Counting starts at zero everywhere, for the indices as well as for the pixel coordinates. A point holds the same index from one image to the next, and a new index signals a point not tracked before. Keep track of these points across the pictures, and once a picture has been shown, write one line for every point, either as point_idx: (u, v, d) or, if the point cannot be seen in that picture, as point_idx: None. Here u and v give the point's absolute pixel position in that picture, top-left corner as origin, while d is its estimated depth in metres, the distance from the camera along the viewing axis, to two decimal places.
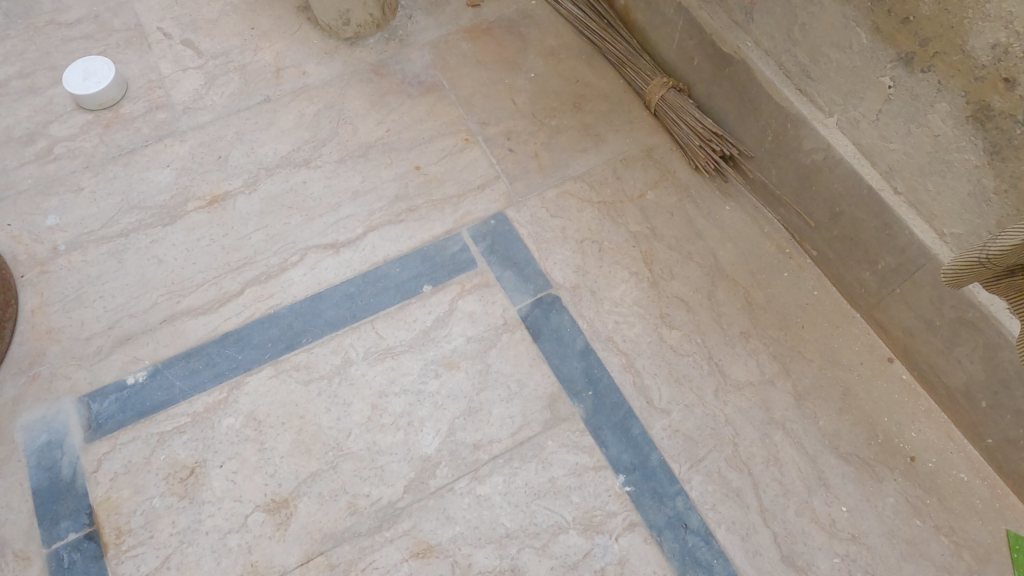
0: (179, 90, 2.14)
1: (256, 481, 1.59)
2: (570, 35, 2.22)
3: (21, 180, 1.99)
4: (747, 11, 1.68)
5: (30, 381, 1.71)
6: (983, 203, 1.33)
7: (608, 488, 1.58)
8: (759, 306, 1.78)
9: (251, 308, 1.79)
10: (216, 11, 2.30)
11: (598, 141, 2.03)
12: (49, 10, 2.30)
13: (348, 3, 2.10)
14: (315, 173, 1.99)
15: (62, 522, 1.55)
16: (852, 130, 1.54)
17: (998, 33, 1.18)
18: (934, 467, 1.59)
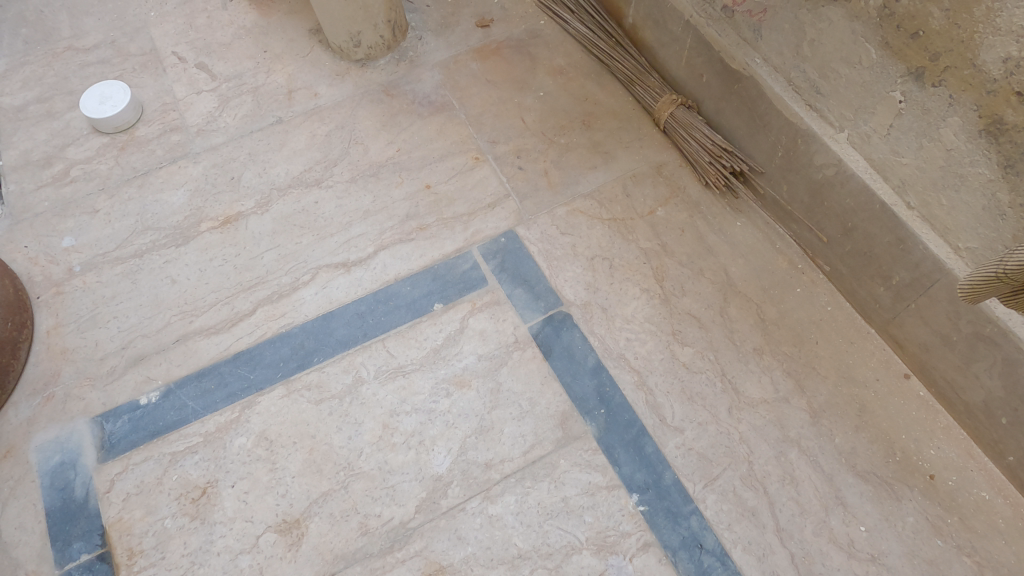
0: (192, 113, 2.17)
1: (267, 502, 1.59)
2: (579, 53, 2.24)
3: (38, 203, 2.02)
4: (755, 28, 1.69)
5: (45, 402, 1.72)
6: (998, 217, 1.32)
7: (621, 508, 1.56)
8: (772, 322, 1.77)
9: (263, 328, 1.80)
10: (229, 34, 2.34)
11: (607, 158, 2.03)
12: (68, 36, 2.35)
13: (359, 25, 2.12)
14: (326, 193, 2.00)
15: (75, 543, 1.55)
16: (863, 144, 1.54)
17: (1009, 46, 1.17)
18: (954, 485, 1.56)
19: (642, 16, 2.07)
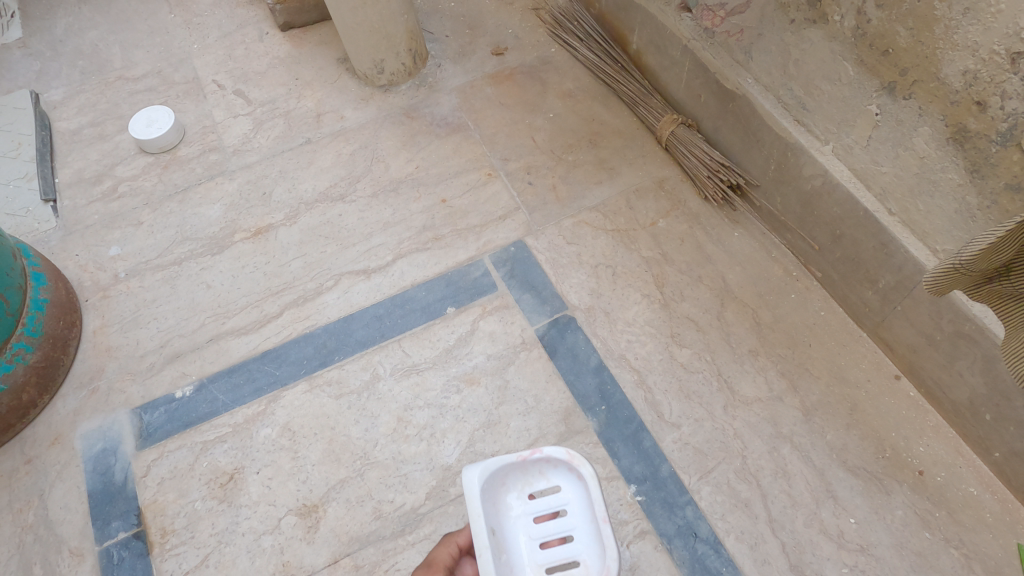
0: (229, 134, 2.36)
1: (289, 487, 1.71)
2: (587, 78, 2.39)
3: (89, 216, 2.20)
4: (746, 50, 1.82)
5: (90, 394, 1.87)
6: (969, 219, 1.41)
7: (620, 498, 1.65)
8: (767, 326, 1.86)
9: (289, 329, 1.94)
10: (265, 64, 2.54)
11: (612, 174, 2.16)
12: (119, 67, 2.58)
13: (382, 54, 2.30)
14: (350, 207, 2.16)
15: (113, 522, 1.69)
16: (847, 156, 1.64)
17: (967, 61, 1.28)
18: (943, 481, 1.62)
19: (644, 42, 2.22)
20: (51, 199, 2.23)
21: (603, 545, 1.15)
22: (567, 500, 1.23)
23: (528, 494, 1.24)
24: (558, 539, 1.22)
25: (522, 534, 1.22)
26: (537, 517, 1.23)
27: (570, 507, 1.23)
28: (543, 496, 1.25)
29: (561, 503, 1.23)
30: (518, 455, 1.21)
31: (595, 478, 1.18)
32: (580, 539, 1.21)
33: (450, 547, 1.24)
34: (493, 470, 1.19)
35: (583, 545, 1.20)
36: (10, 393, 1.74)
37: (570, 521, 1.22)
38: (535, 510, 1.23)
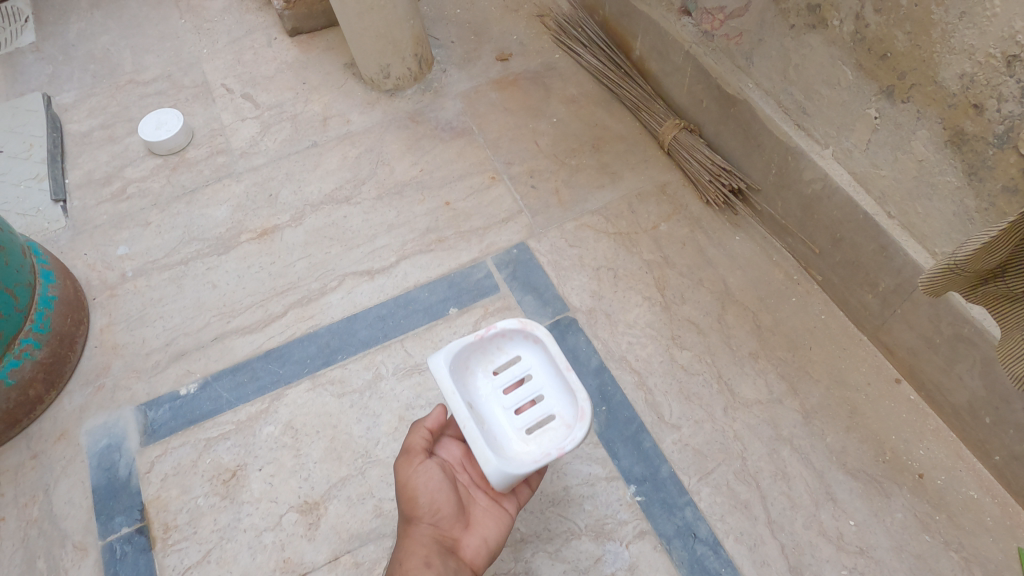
0: (237, 137, 2.39)
1: (291, 484, 1.72)
2: (590, 84, 2.41)
3: (98, 216, 2.24)
4: (748, 55, 1.84)
5: (96, 391, 1.89)
6: (967, 221, 1.42)
7: (620, 498, 1.65)
8: (767, 329, 1.87)
9: (293, 328, 1.96)
10: (273, 68, 2.58)
11: (614, 178, 2.18)
12: (130, 71, 2.62)
13: (389, 58, 2.33)
14: (355, 209, 2.18)
15: (117, 517, 1.70)
16: (846, 159, 1.66)
17: (964, 64, 1.29)
18: (943, 484, 1.62)
19: (647, 48, 2.24)
20: (61, 200, 2.26)
21: (569, 388, 1.35)
22: (529, 365, 1.42)
23: (493, 371, 1.43)
24: (530, 401, 1.41)
25: (497, 405, 1.40)
26: (508, 387, 1.42)
27: (533, 371, 1.42)
28: (506, 369, 1.43)
29: (524, 369, 1.42)
30: (475, 337, 1.38)
31: (548, 337, 1.36)
32: (549, 392, 1.40)
33: (421, 432, 1.38)
34: (456, 354, 1.35)
35: (553, 400, 1.39)
36: (18, 389, 1.76)
37: (537, 383, 1.41)
38: (504, 382, 1.42)
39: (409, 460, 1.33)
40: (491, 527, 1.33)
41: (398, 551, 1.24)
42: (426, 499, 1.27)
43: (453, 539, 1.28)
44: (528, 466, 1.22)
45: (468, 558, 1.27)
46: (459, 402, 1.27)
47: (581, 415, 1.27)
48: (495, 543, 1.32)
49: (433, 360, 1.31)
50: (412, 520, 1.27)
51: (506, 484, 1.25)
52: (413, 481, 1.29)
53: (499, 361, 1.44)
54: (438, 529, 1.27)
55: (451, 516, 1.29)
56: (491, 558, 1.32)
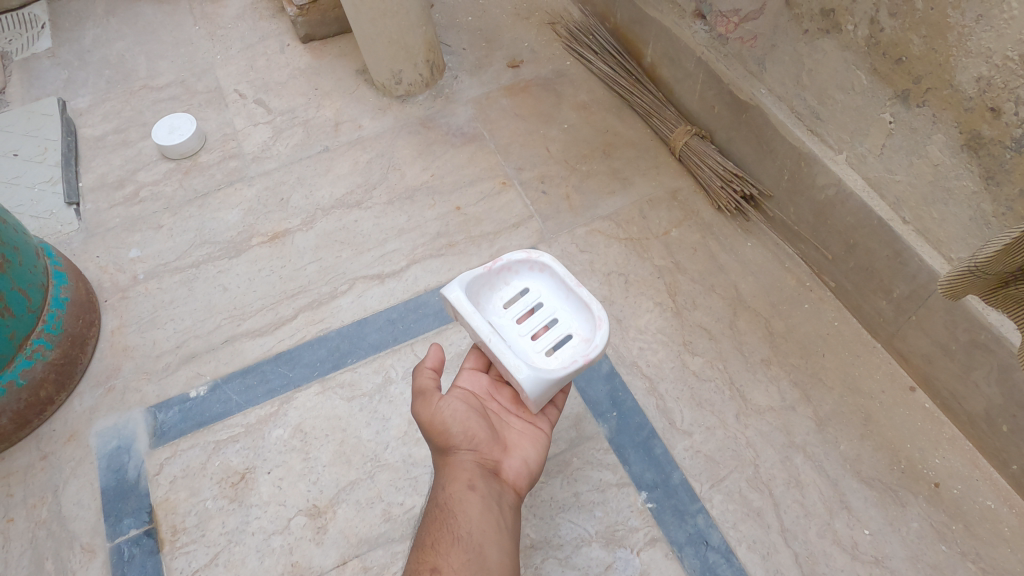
0: (249, 142, 2.41)
1: (299, 488, 1.71)
2: (601, 90, 2.42)
3: (111, 219, 2.25)
4: (760, 61, 1.83)
5: (106, 392, 1.90)
6: (984, 226, 1.40)
7: (631, 504, 1.64)
8: (780, 335, 1.85)
9: (303, 331, 1.96)
10: (285, 74, 2.60)
11: (625, 184, 2.18)
12: (144, 76, 2.64)
13: (401, 64, 2.34)
14: (365, 214, 2.18)
15: (125, 519, 1.70)
16: (860, 165, 1.65)
17: (980, 67, 1.28)
18: (959, 493, 1.59)
19: (658, 55, 2.25)
20: (74, 203, 2.28)
21: (582, 306, 1.44)
22: (536, 295, 1.51)
23: (504, 305, 1.50)
24: (543, 326, 1.49)
25: (513, 333, 1.47)
26: (519, 317, 1.49)
27: (541, 299, 1.50)
28: (515, 302, 1.50)
29: (535, 299, 1.50)
30: (484, 272, 1.45)
31: (553, 262, 1.46)
32: (560, 316, 1.49)
33: (428, 373, 1.34)
34: (470, 285, 1.41)
35: (566, 322, 1.47)
36: (29, 390, 1.77)
37: (548, 310, 1.49)
38: (516, 313, 1.49)
39: (427, 398, 1.29)
40: (528, 447, 1.36)
41: (440, 480, 1.24)
42: (460, 430, 1.26)
43: (493, 462, 1.28)
44: (559, 371, 1.29)
45: (511, 479, 1.29)
46: (482, 322, 1.32)
47: (599, 323, 1.36)
48: (534, 461, 1.34)
49: (449, 287, 1.36)
50: (448, 451, 1.26)
51: (540, 396, 1.30)
52: (441, 416, 1.26)
53: (506, 295, 1.51)
54: (478, 456, 1.26)
55: (488, 441, 1.29)
56: (533, 476, 1.34)
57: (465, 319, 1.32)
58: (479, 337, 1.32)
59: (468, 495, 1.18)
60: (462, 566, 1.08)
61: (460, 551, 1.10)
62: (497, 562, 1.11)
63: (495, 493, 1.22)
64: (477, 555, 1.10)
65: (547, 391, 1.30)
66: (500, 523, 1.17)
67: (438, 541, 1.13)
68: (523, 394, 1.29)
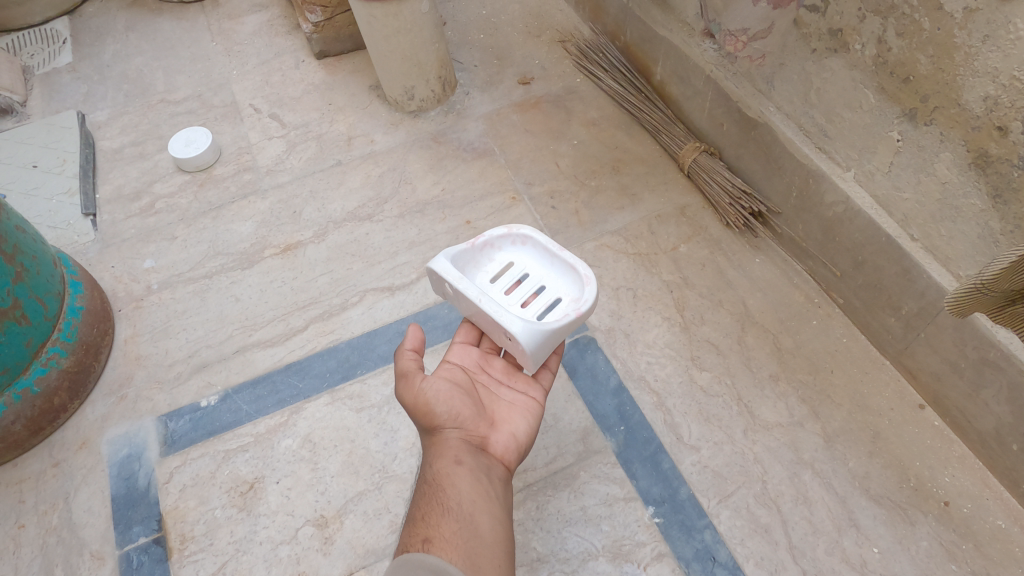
0: (264, 155, 2.44)
1: (308, 498, 1.71)
2: (611, 107, 2.45)
3: (126, 230, 2.28)
4: (768, 79, 1.85)
5: (118, 401, 1.92)
6: (992, 244, 1.41)
7: (638, 519, 1.63)
8: (788, 352, 1.85)
9: (314, 342, 1.98)
10: (300, 90, 2.64)
11: (634, 200, 2.20)
12: (162, 91, 2.70)
13: (413, 80, 2.38)
14: (377, 227, 2.21)
15: (134, 527, 1.70)
16: (868, 182, 1.66)
17: (987, 87, 1.30)
18: (970, 513, 1.58)
19: (668, 73, 2.27)
20: (91, 213, 2.32)
21: (567, 270, 1.53)
22: (521, 266, 1.59)
23: (490, 279, 1.57)
24: (531, 295, 1.55)
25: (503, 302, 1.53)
26: (508, 288, 1.55)
27: (526, 270, 1.58)
28: (500, 275, 1.58)
29: (520, 270, 1.58)
30: (467, 249, 1.53)
31: (533, 233, 1.55)
32: (546, 282, 1.56)
33: (408, 355, 1.33)
34: (456, 258, 1.48)
35: (553, 288, 1.55)
36: (43, 397, 1.79)
37: (534, 279, 1.57)
38: (503, 285, 1.55)
39: (410, 381, 1.29)
40: (516, 421, 1.35)
41: (427, 459, 1.22)
42: (444, 408, 1.26)
43: (480, 438, 1.27)
44: (553, 323, 1.35)
45: (500, 453, 1.28)
46: (471, 286, 1.37)
47: (586, 281, 1.45)
48: (522, 434, 1.33)
49: (435, 260, 1.42)
50: (433, 430, 1.25)
51: (537, 350, 1.34)
52: (424, 397, 1.26)
53: (491, 271, 1.58)
54: (464, 432, 1.26)
55: (473, 418, 1.29)
56: (522, 449, 1.33)
57: (455, 284, 1.38)
58: (470, 300, 1.37)
59: (455, 469, 1.17)
60: (455, 533, 1.05)
61: (451, 520, 1.08)
62: (490, 529, 1.09)
63: (482, 466, 1.21)
64: (468, 522, 1.08)
65: (544, 343, 1.34)
66: (489, 493, 1.16)
67: (427, 513, 1.10)
68: (521, 350, 1.33)
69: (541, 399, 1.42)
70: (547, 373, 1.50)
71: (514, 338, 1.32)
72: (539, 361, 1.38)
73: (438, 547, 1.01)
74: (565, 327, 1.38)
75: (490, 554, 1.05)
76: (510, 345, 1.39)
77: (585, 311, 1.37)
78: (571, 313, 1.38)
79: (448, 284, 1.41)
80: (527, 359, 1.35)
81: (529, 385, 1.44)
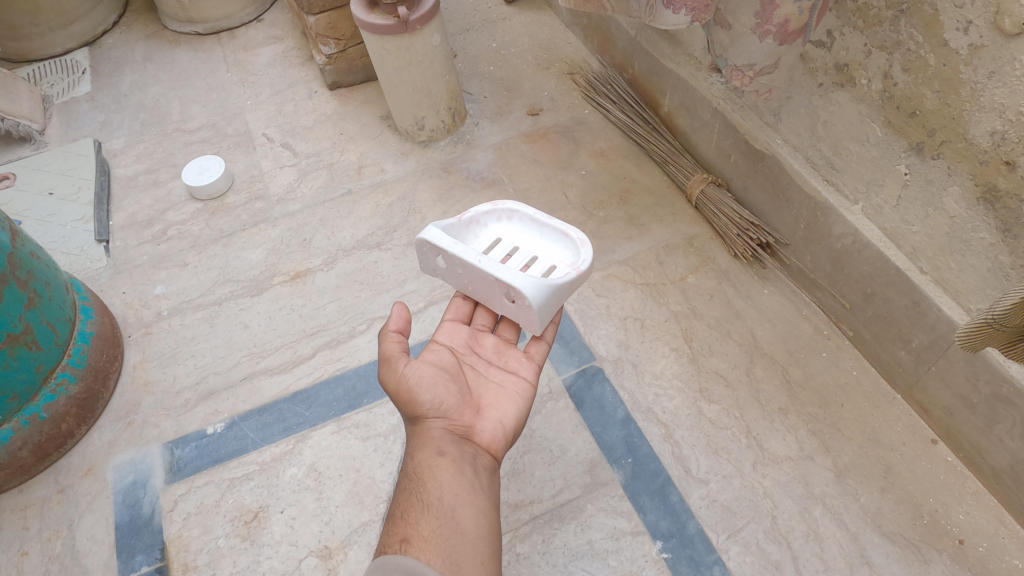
0: (275, 184, 2.48)
1: (312, 528, 1.70)
2: (619, 138, 2.47)
3: (139, 256, 2.31)
4: (775, 112, 1.86)
5: (125, 427, 1.92)
6: (1002, 277, 1.40)
7: (645, 554, 1.60)
8: (798, 384, 1.84)
9: (321, 370, 1.98)
10: (312, 119, 2.69)
11: (642, 230, 2.21)
12: (177, 120, 2.75)
13: (424, 111, 2.42)
14: (385, 255, 2.22)
15: (137, 555, 1.69)
16: (876, 215, 1.66)
17: (994, 122, 1.30)
18: (985, 551, 1.54)
19: (675, 105, 2.29)
20: (104, 240, 2.34)
21: (559, 238, 1.55)
22: (510, 240, 1.60)
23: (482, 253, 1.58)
24: (525, 266, 1.56)
25: None
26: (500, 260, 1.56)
27: (516, 243, 1.59)
28: (491, 249, 1.59)
29: (510, 244, 1.60)
30: (454, 224, 1.55)
31: (519, 206, 1.58)
32: (538, 251, 1.58)
33: (392, 337, 1.29)
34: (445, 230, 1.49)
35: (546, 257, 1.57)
36: (51, 422, 1.80)
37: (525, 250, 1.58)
38: (496, 256, 1.56)
39: (392, 365, 1.27)
40: (504, 407, 1.32)
41: (410, 450, 1.22)
42: (427, 396, 1.25)
43: (465, 427, 1.26)
44: (557, 280, 1.37)
45: (486, 442, 1.26)
46: (467, 250, 1.38)
47: (581, 244, 1.48)
48: (510, 421, 1.31)
49: (424, 231, 1.42)
50: (418, 420, 1.25)
51: (543, 309, 1.35)
52: (407, 384, 1.25)
53: (480, 246, 1.59)
54: (448, 422, 1.24)
55: (458, 406, 1.27)
56: (510, 436, 1.31)
57: (450, 250, 1.39)
58: (467, 264, 1.38)
59: (438, 461, 1.17)
60: (435, 531, 1.05)
61: (432, 517, 1.07)
62: (472, 524, 1.09)
63: (467, 457, 1.20)
64: (450, 519, 1.07)
65: (549, 299, 1.35)
66: (473, 486, 1.15)
67: (407, 510, 1.10)
68: (528, 308, 1.34)
69: (531, 380, 1.40)
70: (541, 345, 1.46)
71: (520, 294, 1.32)
72: (544, 321, 1.38)
73: (416, 547, 1.02)
74: (567, 284, 1.39)
75: (472, 550, 1.05)
76: (513, 307, 1.40)
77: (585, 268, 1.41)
78: (572, 272, 1.41)
79: (442, 252, 1.41)
80: (534, 318, 1.35)
81: (520, 365, 1.42)
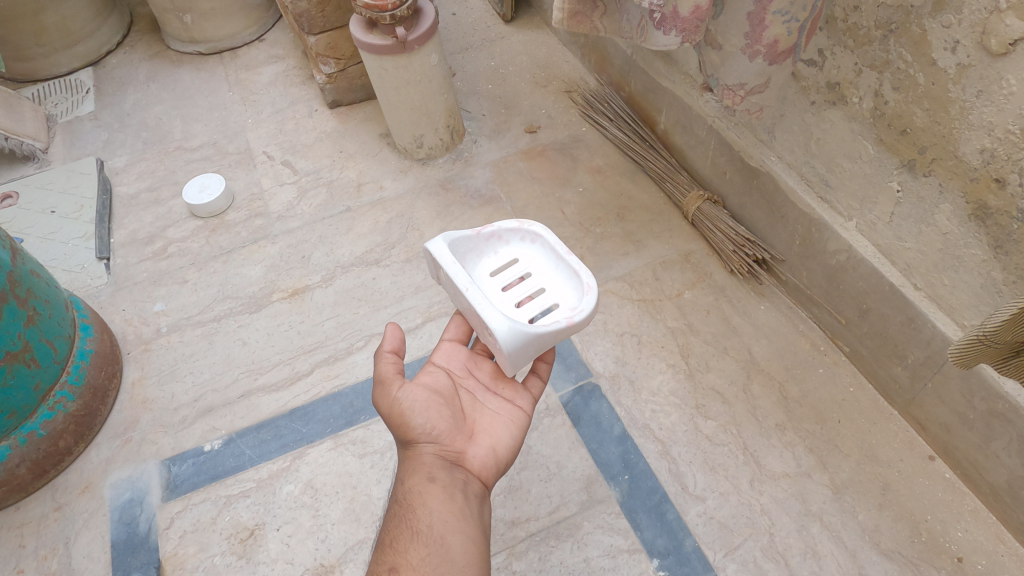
0: (275, 201, 2.50)
1: (308, 546, 1.69)
2: (616, 155, 2.49)
3: (139, 273, 2.33)
4: (769, 130, 1.88)
5: (123, 444, 1.92)
6: (995, 294, 1.40)
7: (642, 572, 1.60)
8: (794, 401, 1.84)
9: (318, 387, 1.99)
10: (312, 137, 2.72)
11: (639, 246, 2.22)
12: (178, 138, 2.78)
13: (423, 129, 2.44)
14: (383, 271, 2.24)
15: (133, 573, 1.68)
16: (870, 232, 1.67)
17: (983, 139, 1.31)
18: (984, 569, 1.54)
19: (671, 122, 2.31)
20: (105, 257, 2.36)
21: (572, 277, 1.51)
22: (526, 265, 1.59)
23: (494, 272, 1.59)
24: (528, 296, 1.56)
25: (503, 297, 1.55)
26: (507, 284, 1.57)
27: (531, 270, 1.59)
28: (505, 270, 1.59)
29: (525, 268, 1.59)
30: (473, 237, 1.55)
31: (543, 231, 1.54)
32: (547, 285, 1.56)
33: (387, 358, 1.30)
34: (457, 243, 1.50)
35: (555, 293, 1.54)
36: (48, 439, 1.80)
37: (537, 280, 1.57)
38: (505, 279, 1.57)
39: (386, 388, 1.27)
40: (497, 434, 1.32)
41: (402, 474, 1.23)
42: (419, 420, 1.24)
43: (457, 452, 1.26)
44: (538, 328, 1.31)
45: (477, 468, 1.26)
46: (460, 274, 1.36)
47: (587, 291, 1.41)
48: (502, 448, 1.31)
49: (432, 241, 1.42)
50: (410, 444, 1.25)
51: (516, 353, 1.31)
52: (399, 408, 1.25)
53: (493, 264, 1.60)
54: (439, 447, 1.25)
55: (450, 431, 1.27)
56: (503, 463, 1.31)
57: (447, 268, 1.38)
58: (456, 288, 1.36)
59: (429, 487, 1.17)
60: (424, 560, 1.07)
61: (421, 545, 1.10)
62: (462, 551, 1.11)
63: (457, 483, 1.21)
64: (438, 547, 1.09)
65: (525, 346, 1.30)
66: (463, 513, 1.16)
67: (396, 538, 1.12)
68: (500, 350, 1.30)
69: (526, 410, 1.39)
70: (537, 381, 1.49)
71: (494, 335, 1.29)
72: (517, 365, 1.34)
73: None
74: (551, 333, 1.33)
75: None
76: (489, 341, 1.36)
77: (577, 321, 1.34)
78: (561, 321, 1.34)
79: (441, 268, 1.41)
80: (506, 360, 1.31)
81: (516, 393, 1.42)
